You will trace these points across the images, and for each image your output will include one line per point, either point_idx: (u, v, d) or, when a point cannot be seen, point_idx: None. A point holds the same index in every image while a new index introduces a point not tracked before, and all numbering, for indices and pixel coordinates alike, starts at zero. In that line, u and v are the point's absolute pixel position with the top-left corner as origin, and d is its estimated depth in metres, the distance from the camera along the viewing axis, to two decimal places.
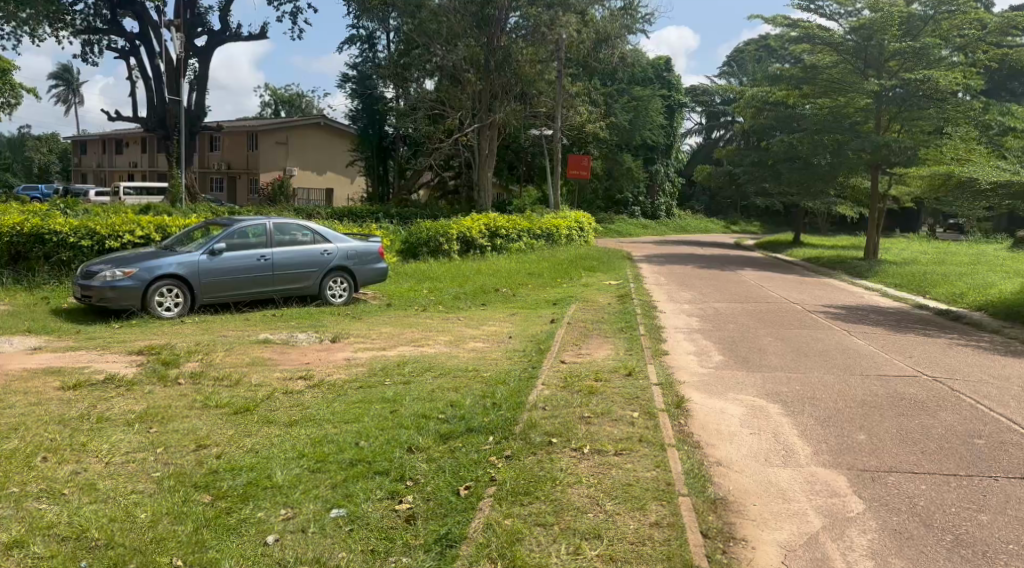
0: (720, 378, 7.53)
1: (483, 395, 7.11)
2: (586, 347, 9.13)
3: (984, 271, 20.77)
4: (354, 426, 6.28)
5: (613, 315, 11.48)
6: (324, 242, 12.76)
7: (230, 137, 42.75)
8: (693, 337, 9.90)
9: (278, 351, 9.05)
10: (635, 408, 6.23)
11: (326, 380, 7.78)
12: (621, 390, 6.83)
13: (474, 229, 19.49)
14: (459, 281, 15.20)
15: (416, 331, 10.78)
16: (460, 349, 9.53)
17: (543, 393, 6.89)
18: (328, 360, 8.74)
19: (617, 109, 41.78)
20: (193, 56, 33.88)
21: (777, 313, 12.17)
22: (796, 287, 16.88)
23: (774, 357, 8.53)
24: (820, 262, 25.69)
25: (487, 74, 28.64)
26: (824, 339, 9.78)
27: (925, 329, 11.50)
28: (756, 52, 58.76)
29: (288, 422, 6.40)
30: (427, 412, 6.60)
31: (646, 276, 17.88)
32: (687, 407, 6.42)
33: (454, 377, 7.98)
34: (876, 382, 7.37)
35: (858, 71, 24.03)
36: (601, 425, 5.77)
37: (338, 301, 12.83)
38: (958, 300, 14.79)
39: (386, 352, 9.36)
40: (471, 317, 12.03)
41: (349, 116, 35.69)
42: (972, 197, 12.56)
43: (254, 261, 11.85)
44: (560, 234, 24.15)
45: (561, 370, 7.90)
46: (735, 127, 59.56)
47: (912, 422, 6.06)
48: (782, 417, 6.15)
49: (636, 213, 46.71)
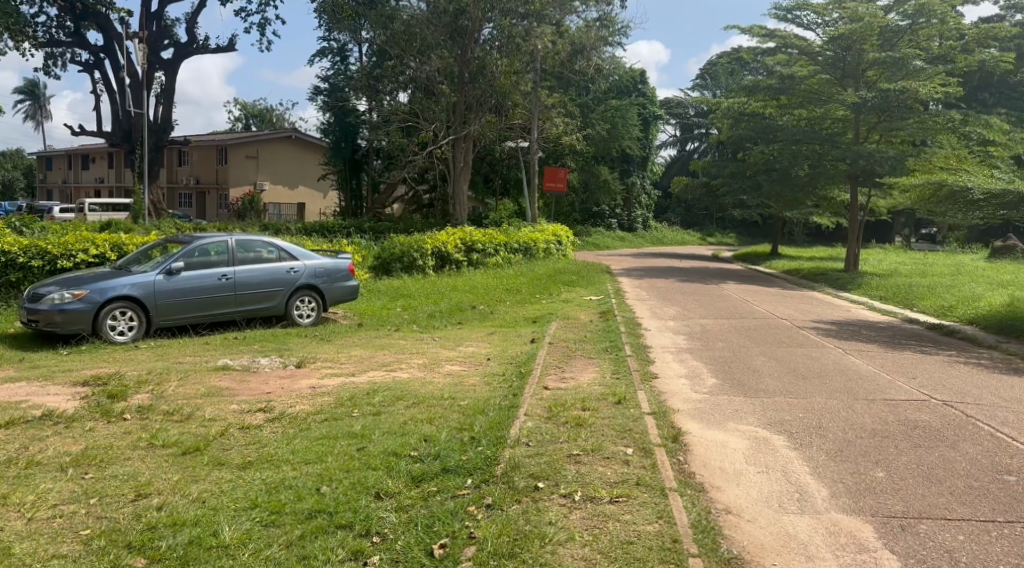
0: (717, 405, 6.94)
1: (460, 428, 6.48)
2: (570, 370, 8.53)
3: (969, 283, 20.50)
4: (316, 467, 5.66)
5: (596, 334, 10.89)
6: (290, 259, 12.08)
7: (198, 151, 41.81)
8: (683, 357, 9.32)
9: (236, 380, 8.35)
10: (630, 443, 5.62)
11: (287, 412, 7.12)
12: (611, 421, 6.23)
13: (449, 243, 18.86)
14: (434, 298, 14.56)
15: (389, 353, 10.14)
16: (435, 374, 8.88)
17: (527, 425, 6.27)
18: (291, 389, 8.06)
19: (593, 120, 41.43)
20: (159, 69, 33.01)
21: (766, 329, 11.66)
22: (781, 300, 16.46)
23: (771, 380, 8.00)
24: (801, 274, 25.33)
25: (460, 86, 28.04)
26: (821, 358, 9.24)
27: (920, 345, 11.03)
28: (729, 64, 58.91)
29: (242, 464, 5.76)
30: (397, 449, 5.98)
31: (627, 291, 17.32)
32: (686, 441, 5.84)
33: (428, 406, 7.35)
34: (884, 408, 6.86)
35: (837, 82, 23.80)
36: (595, 464, 5.19)
37: (306, 321, 12.13)
38: (947, 313, 14.43)
39: (354, 379, 8.68)
40: (447, 337, 11.41)
41: (321, 129, 34.95)
42: (964, 209, 12.15)
43: (215, 280, 11.15)
44: (538, 248, 23.57)
45: (545, 398, 7.26)
46: (710, 139, 59.62)
47: (932, 454, 5.55)
48: (789, 452, 5.60)
49: (613, 225, 46.41)
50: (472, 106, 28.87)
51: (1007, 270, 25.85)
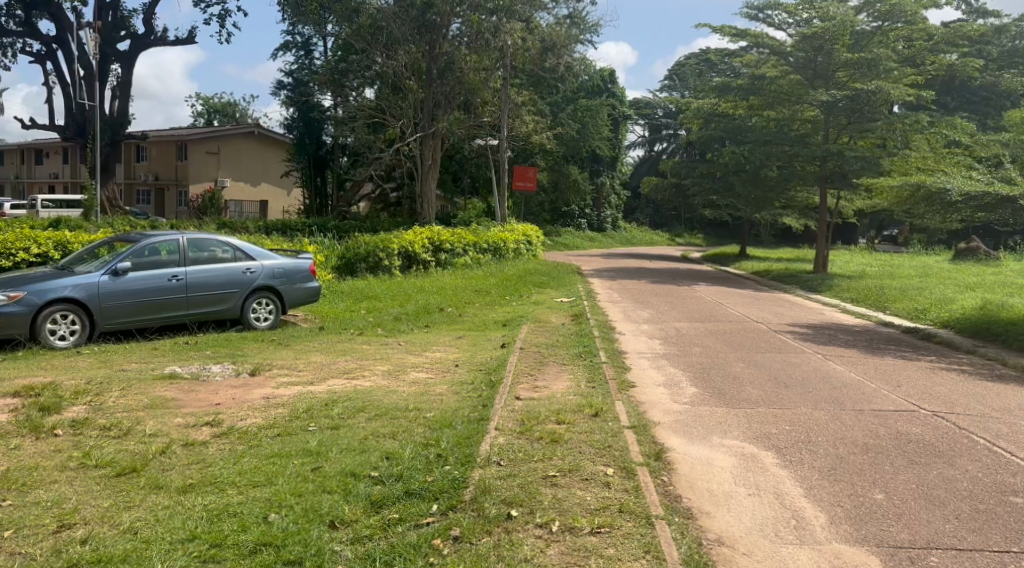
0: (698, 417, 6.53)
1: (425, 444, 6.00)
2: (542, 379, 8.06)
3: (939, 285, 20.48)
4: (265, 491, 5.19)
5: (569, 339, 10.46)
6: (247, 259, 11.47)
7: (157, 146, 40.70)
8: (660, 364, 8.90)
9: (184, 392, 7.79)
10: (609, 462, 5.17)
11: (237, 428, 6.59)
12: (588, 436, 5.78)
13: (417, 243, 18.31)
14: (401, 300, 14.02)
15: (350, 359, 9.60)
16: (400, 382, 8.38)
17: (498, 441, 5.81)
18: (243, 400, 7.54)
19: (563, 120, 41.10)
20: (115, 60, 31.95)
21: (742, 333, 11.32)
22: (753, 303, 16.17)
23: (752, 389, 7.60)
24: (771, 275, 25.19)
25: (428, 83, 27.48)
26: (802, 365, 8.90)
27: (899, 350, 10.76)
28: (697, 65, 59.02)
29: (183, 487, 5.26)
30: (356, 468, 5.50)
31: (598, 292, 16.96)
32: (670, 458, 5.40)
33: (391, 419, 6.86)
34: (873, 419, 6.49)
35: (807, 84, 23.37)
36: (573, 487, 4.74)
37: (263, 324, 11.52)
38: (921, 317, 14.22)
39: (313, 387, 8.15)
40: (413, 341, 10.92)
41: (285, 124, 34.13)
42: (941, 210, 11.92)
43: (164, 281, 10.52)
44: (507, 248, 23.12)
45: (516, 409, 6.80)
46: (679, 139, 59.72)
47: (929, 472, 5.18)
48: (779, 471, 5.19)
49: (582, 226, 46.14)
50: (439, 103, 28.13)
51: (974, 272, 25.95)
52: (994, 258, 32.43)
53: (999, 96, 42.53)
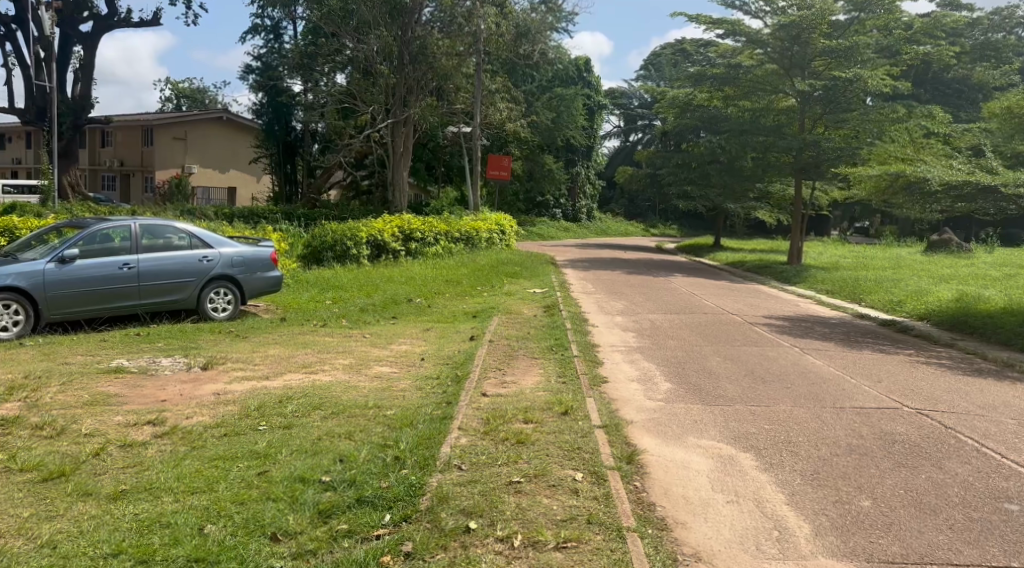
0: (673, 415, 6.16)
1: (382, 446, 5.61)
2: (511, 373, 7.67)
3: (913, 277, 20.41)
4: (203, 500, 4.78)
5: (540, 331, 10.06)
6: (203, 247, 10.97)
7: (122, 131, 39.69)
8: (633, 358, 8.55)
9: (129, 388, 7.35)
10: (578, 466, 4.80)
11: (184, 429, 6.18)
12: (557, 437, 5.40)
13: (386, 232, 17.82)
14: (367, 290, 13.56)
15: (310, 352, 9.14)
16: (361, 377, 7.95)
17: (459, 442, 5.43)
18: (191, 398, 7.12)
19: (538, 108, 40.68)
20: (76, 42, 30.99)
21: (718, 326, 11.02)
22: (728, 294, 15.89)
23: (728, 385, 7.26)
24: (745, 267, 25.03)
25: (400, 66, 26.64)
26: (779, 358, 8.59)
27: (877, 343, 10.50)
28: (672, 55, 58.82)
29: (113, 494, 4.83)
30: (305, 473, 5.11)
31: (572, 283, 16.60)
32: (643, 461, 5.03)
33: (349, 417, 6.44)
34: (855, 418, 6.18)
35: (783, 73, 23.13)
36: (538, 495, 4.37)
37: (221, 315, 11.03)
38: (897, 309, 14.04)
39: (267, 383, 7.72)
40: (378, 333, 10.47)
41: (253, 110, 33.31)
42: (920, 201, 11.67)
43: (115, 269, 10.01)
44: (480, 237, 22.69)
45: (481, 407, 6.40)
46: (654, 129, 59.68)
47: (917, 475, 4.88)
48: (760, 474, 4.85)
49: (557, 216, 45.69)
50: (411, 88, 27.53)
51: (946, 263, 25.96)
52: (965, 251, 32.53)
53: (972, 90, 43.01)
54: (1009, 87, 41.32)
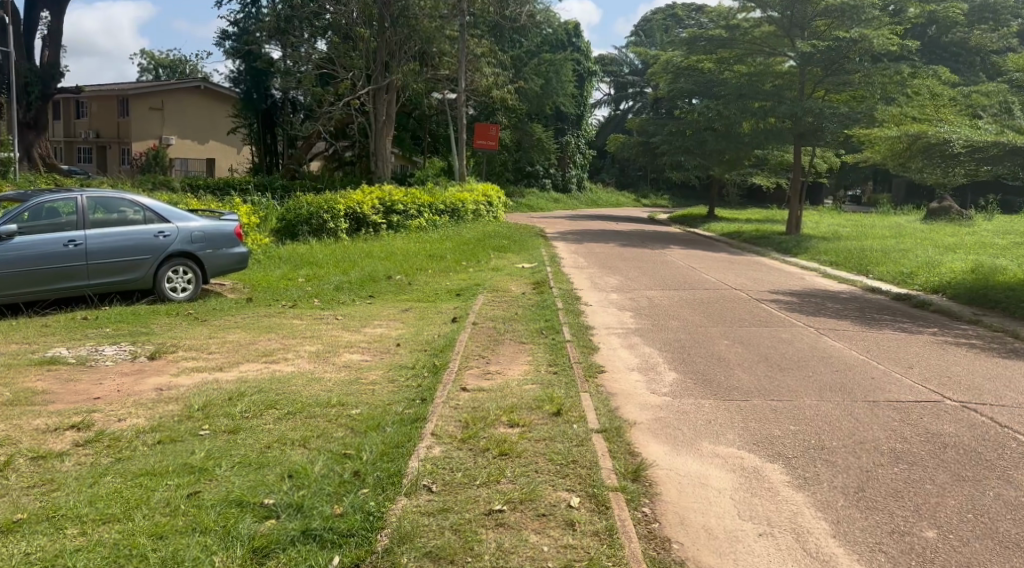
0: (682, 416, 5.26)
1: (340, 456, 4.74)
2: (495, 361, 6.81)
3: (916, 246, 19.64)
4: (115, 532, 3.91)
5: (529, 311, 9.19)
6: (160, 221, 9.99)
7: (96, 101, 38.31)
8: (632, 343, 7.65)
9: (60, 383, 6.51)
10: (574, 487, 3.94)
11: (113, 434, 5.32)
12: (548, 446, 4.52)
13: (366, 204, 16.83)
14: (343, 266, 12.62)
15: (274, 338, 8.20)
16: (326, 367, 7.03)
17: (430, 453, 4.52)
18: (129, 395, 6.23)
19: (527, 75, 39.46)
20: (43, 7, 29.62)
21: (722, 304, 10.16)
22: (727, 267, 14.97)
23: (743, 374, 6.38)
24: (741, 237, 24.23)
25: (381, 31, 25.45)
26: (794, 341, 7.70)
27: (894, 319, 9.65)
28: (663, 21, 57.35)
29: (5, 526, 3.96)
30: (243, 495, 4.23)
31: (563, 257, 15.69)
32: (652, 476, 4.17)
33: (305, 419, 5.55)
34: (892, 413, 5.32)
35: (783, 35, 22.36)
36: (524, 530, 3.51)
37: (181, 296, 10.10)
38: (908, 281, 13.20)
39: (220, 375, 6.83)
40: (352, 315, 9.55)
41: (231, 77, 31.92)
42: (940, 165, 10.74)
43: (60, 246, 9.08)
44: (466, 209, 21.69)
45: (458, 404, 5.53)
46: (646, 97, 58.40)
47: (982, 494, 4.02)
48: (794, 492, 4.00)
49: (547, 186, 44.64)
50: (393, 52, 26.23)
51: (949, 232, 25.14)
52: (966, 218, 31.68)
53: (969, 52, 41.29)
54: (1010, 50, 40.21)
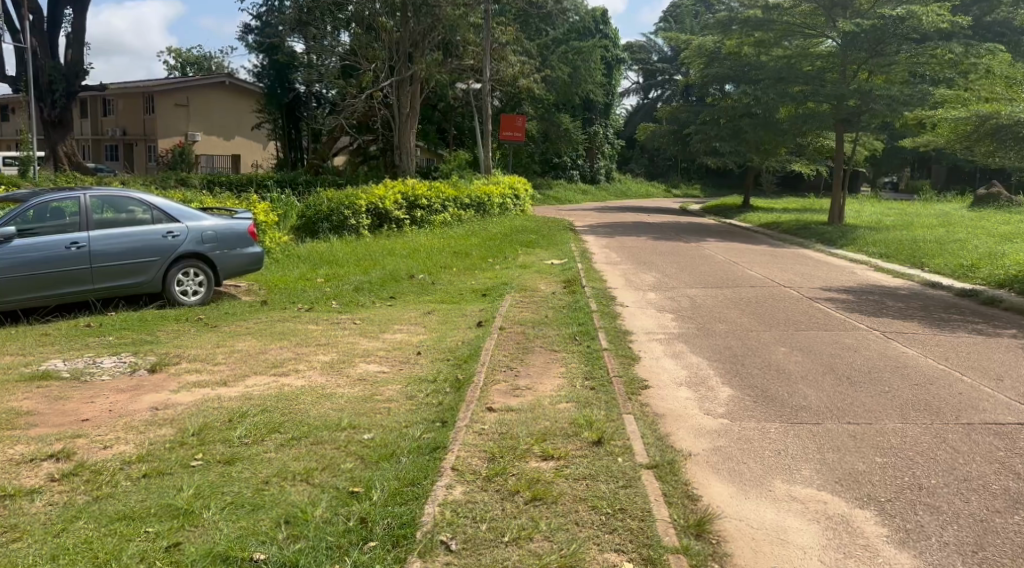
0: (747, 444, 4.50)
1: (349, 495, 4.06)
2: (525, 374, 6.10)
3: (969, 235, 18.57)
4: None
5: (560, 314, 8.45)
6: (169, 221, 9.41)
7: (122, 99, 38.13)
8: (677, 352, 6.89)
9: (46, 403, 5.88)
10: (624, 549, 3.23)
11: (94, 466, 4.67)
12: (589, 487, 3.81)
13: (388, 199, 16.20)
14: (364, 265, 11.96)
15: (286, 346, 7.56)
16: (339, 381, 6.34)
17: (449, 496, 3.81)
18: (121, 417, 5.61)
19: (554, 64, 38.62)
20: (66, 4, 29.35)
21: (771, 304, 9.33)
22: (771, 262, 14.08)
23: (809, 389, 5.60)
24: (780, 227, 23.24)
25: (404, 22, 24.80)
26: (860, 348, 6.88)
27: (966, 319, 8.76)
28: (692, 7, 56.13)
29: None
30: (230, 548, 3.56)
31: (595, 252, 14.91)
32: (719, 530, 3.45)
33: (312, 446, 4.88)
34: (995, 440, 4.52)
35: (825, 15, 21.21)
36: None
37: (192, 299, 9.53)
38: (970, 275, 12.22)
39: (221, 391, 6.20)
40: (370, 319, 8.89)
41: (255, 72, 31.50)
42: (1013, 148, 9.78)
43: (62, 249, 8.52)
44: (492, 203, 20.99)
45: (481, 429, 4.80)
46: (676, 85, 57.21)
47: None
48: (896, 552, 3.25)
49: (575, 177, 43.79)
50: (417, 42, 25.61)
51: (999, 219, 23.97)
52: (1014, 204, 30.32)
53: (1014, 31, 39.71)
54: None
